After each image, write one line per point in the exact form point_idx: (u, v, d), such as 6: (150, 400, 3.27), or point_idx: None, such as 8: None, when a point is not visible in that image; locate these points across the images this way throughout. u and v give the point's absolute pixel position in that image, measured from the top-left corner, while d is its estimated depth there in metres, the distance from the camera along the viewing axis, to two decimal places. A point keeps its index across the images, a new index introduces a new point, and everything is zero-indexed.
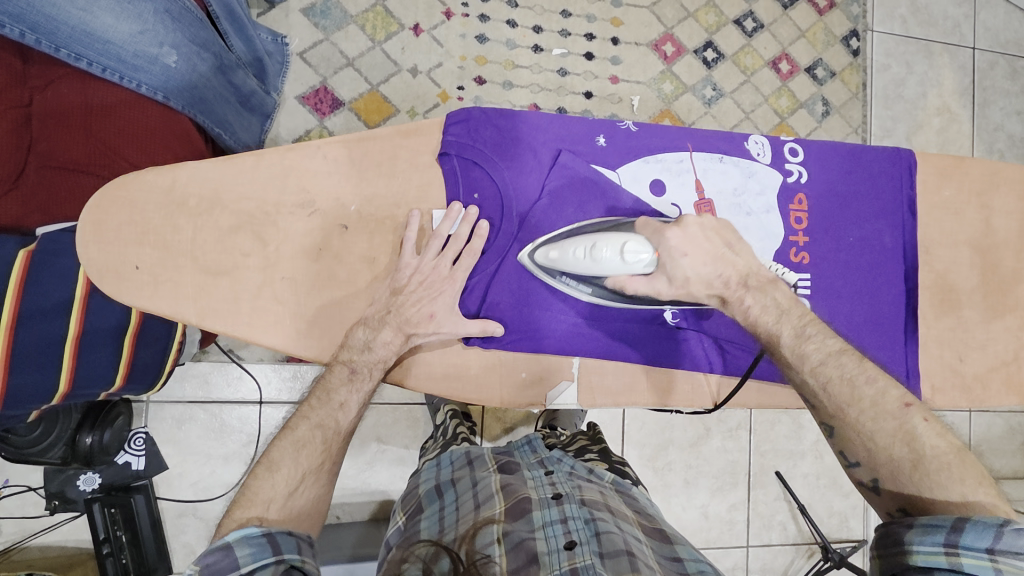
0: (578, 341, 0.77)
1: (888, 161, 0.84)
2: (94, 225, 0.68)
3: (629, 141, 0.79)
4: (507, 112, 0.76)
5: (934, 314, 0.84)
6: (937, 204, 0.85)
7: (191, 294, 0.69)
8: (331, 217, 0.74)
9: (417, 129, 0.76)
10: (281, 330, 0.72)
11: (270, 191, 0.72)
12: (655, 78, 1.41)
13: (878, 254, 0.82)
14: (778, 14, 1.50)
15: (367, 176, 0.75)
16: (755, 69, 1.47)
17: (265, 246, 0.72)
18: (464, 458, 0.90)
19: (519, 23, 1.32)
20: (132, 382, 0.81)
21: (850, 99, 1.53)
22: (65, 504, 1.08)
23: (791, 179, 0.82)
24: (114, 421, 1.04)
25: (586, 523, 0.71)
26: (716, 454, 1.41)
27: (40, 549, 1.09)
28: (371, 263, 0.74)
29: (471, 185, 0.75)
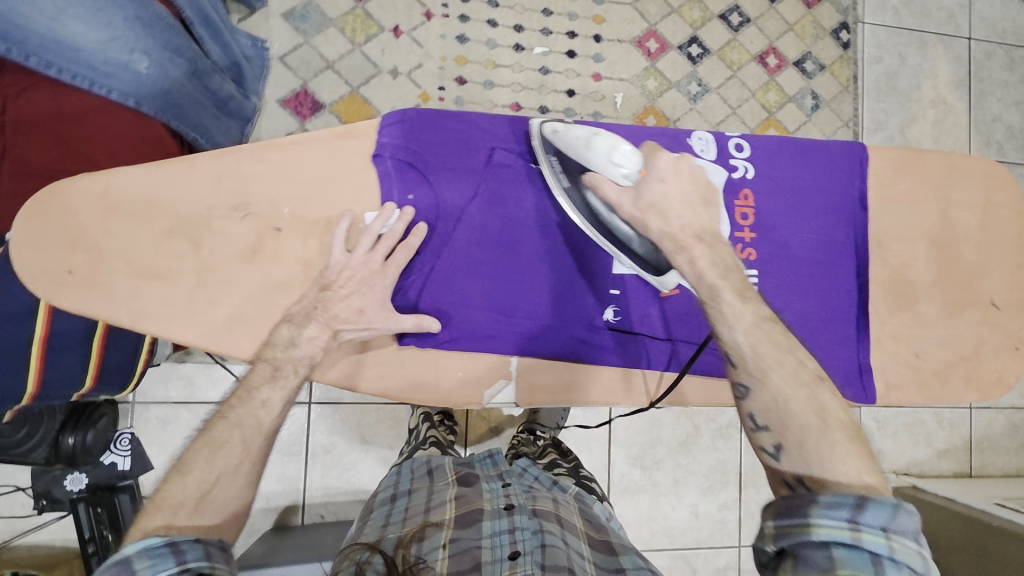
0: (516, 338, 0.80)
1: (841, 154, 0.82)
2: (29, 238, 0.68)
3: (564, 141, 0.78)
4: (445, 114, 0.78)
5: (887, 310, 0.82)
6: (891, 198, 0.83)
7: (125, 297, 0.70)
8: (264, 220, 0.74)
9: (354, 131, 0.77)
10: (212, 334, 0.72)
11: (203, 194, 0.72)
12: (639, 75, 1.40)
13: (829, 251, 0.81)
14: (765, 7, 1.48)
15: (304, 176, 0.75)
16: (742, 64, 1.46)
17: (197, 251, 0.72)
18: (424, 468, 0.94)
19: (500, 23, 1.32)
20: (102, 384, 0.81)
21: (840, 92, 1.51)
22: (53, 503, 1.09)
23: (736, 175, 0.78)
24: (97, 422, 1.06)
25: (533, 532, 0.74)
26: (705, 453, 1.39)
27: (28, 548, 1.10)
28: (306, 265, 0.75)
29: (406, 188, 0.75)
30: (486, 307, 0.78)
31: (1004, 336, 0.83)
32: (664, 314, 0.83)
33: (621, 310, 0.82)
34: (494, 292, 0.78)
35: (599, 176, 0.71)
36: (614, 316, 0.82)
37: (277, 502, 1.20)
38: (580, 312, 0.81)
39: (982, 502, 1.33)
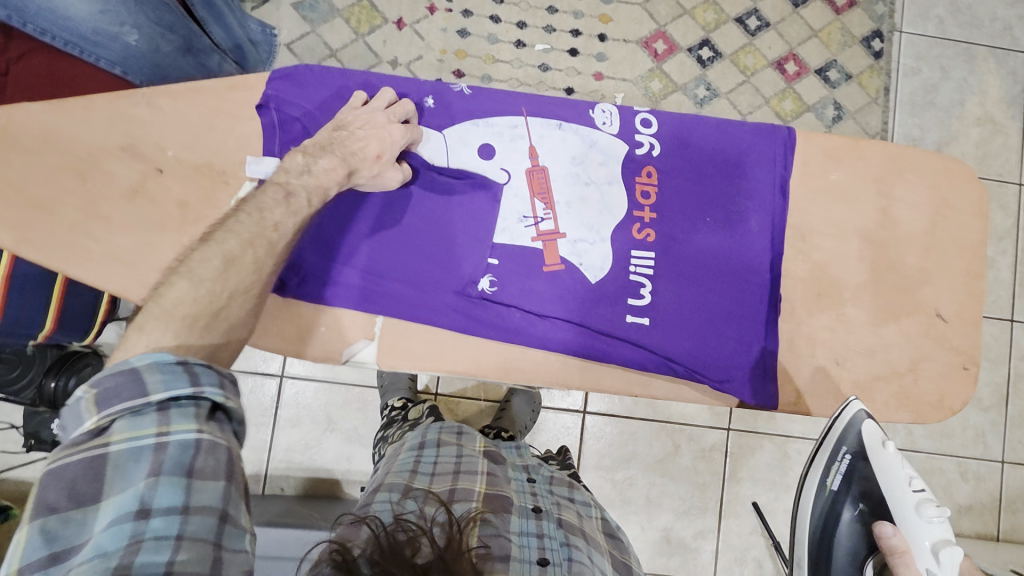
0: (380, 301, 0.78)
1: (762, 137, 0.82)
2: None
3: (460, 104, 0.81)
4: (334, 72, 0.85)
5: (808, 310, 0.82)
6: (823, 188, 0.83)
7: (13, 222, 0.80)
8: (149, 161, 0.84)
9: (243, 84, 0.87)
10: (86, 262, 0.81)
11: (96, 136, 0.83)
12: (643, 75, 1.36)
13: (732, 236, 0.80)
14: (787, 12, 1.40)
15: (190, 125, 0.86)
16: (757, 69, 1.39)
17: (83, 183, 0.83)
18: (455, 432, 0.91)
19: (503, 19, 1.33)
20: (63, 330, 0.87)
21: (868, 104, 1.40)
22: (40, 444, 1.17)
23: (639, 150, 0.81)
24: (80, 370, 1.12)
25: (561, 544, 0.71)
26: (683, 473, 1.31)
27: (16, 483, 1.19)
28: (183, 208, 0.85)
29: (287, 137, 0.84)
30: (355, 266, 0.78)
31: (951, 353, 0.82)
32: (548, 290, 0.78)
33: (499, 280, 0.78)
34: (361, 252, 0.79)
35: (904, 561, 0.74)
36: (492, 287, 0.77)
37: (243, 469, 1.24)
38: (456, 280, 0.78)
39: (998, 566, 1.17)
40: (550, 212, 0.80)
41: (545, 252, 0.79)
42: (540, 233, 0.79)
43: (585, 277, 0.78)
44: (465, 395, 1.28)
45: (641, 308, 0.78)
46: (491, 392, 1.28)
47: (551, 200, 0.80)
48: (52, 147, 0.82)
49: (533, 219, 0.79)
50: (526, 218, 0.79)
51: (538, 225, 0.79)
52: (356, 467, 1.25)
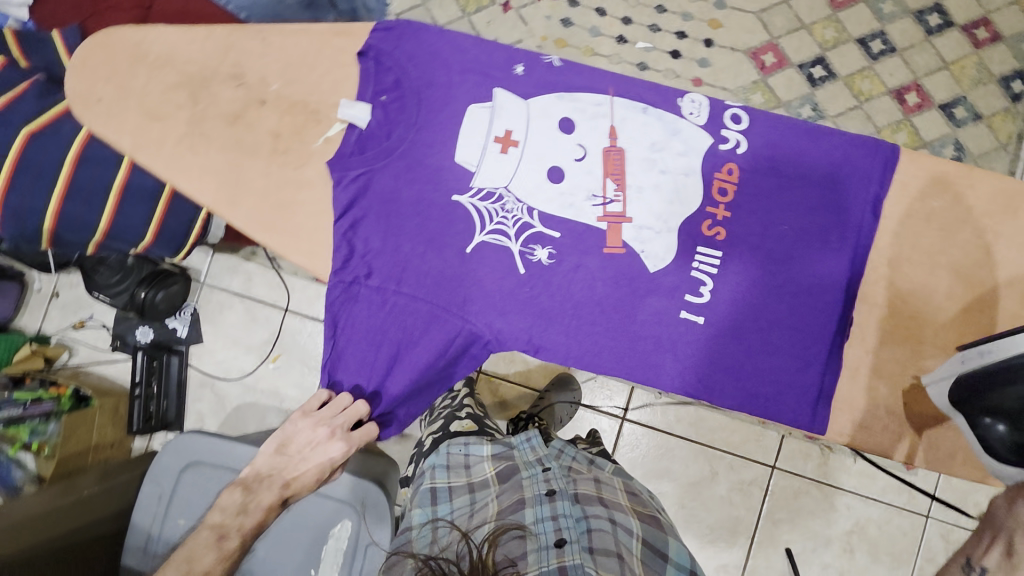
0: (433, 258, 0.76)
1: (857, 149, 0.77)
2: (80, 63, 0.79)
3: (547, 74, 0.79)
4: (435, 29, 0.80)
5: (878, 339, 0.76)
6: (918, 213, 0.77)
7: (131, 130, 0.78)
8: (253, 92, 0.79)
9: (350, 31, 0.81)
10: (191, 178, 0.77)
11: (210, 59, 0.79)
12: (745, 87, 1.31)
13: (808, 250, 0.75)
14: (918, 39, 1.30)
15: (293, 62, 0.80)
16: (872, 96, 1.29)
17: (195, 104, 0.78)
18: (461, 458, 0.91)
19: (609, 13, 1.32)
20: (159, 244, 0.95)
21: (995, 149, 1.27)
22: (123, 346, 1.29)
23: (725, 146, 0.77)
24: (169, 287, 1.23)
25: (577, 520, 0.74)
26: (717, 502, 1.23)
27: (99, 377, 1.30)
28: (275, 139, 0.79)
29: (379, 87, 0.79)
30: (415, 219, 0.76)
31: None
32: (604, 271, 0.76)
33: (557, 254, 0.76)
34: (421, 219, 0.76)
35: None
36: (549, 259, 0.76)
37: (289, 405, 1.29)
38: (510, 251, 0.76)
39: None
40: (620, 195, 0.77)
41: (607, 233, 0.76)
42: (607, 215, 0.76)
43: (644, 265, 0.75)
44: (506, 378, 1.28)
45: (697, 306, 0.75)
46: (533, 380, 1.28)
47: (623, 182, 0.76)
48: (170, 67, 0.79)
49: (603, 199, 0.76)
50: (595, 197, 0.76)
51: (607, 206, 0.76)
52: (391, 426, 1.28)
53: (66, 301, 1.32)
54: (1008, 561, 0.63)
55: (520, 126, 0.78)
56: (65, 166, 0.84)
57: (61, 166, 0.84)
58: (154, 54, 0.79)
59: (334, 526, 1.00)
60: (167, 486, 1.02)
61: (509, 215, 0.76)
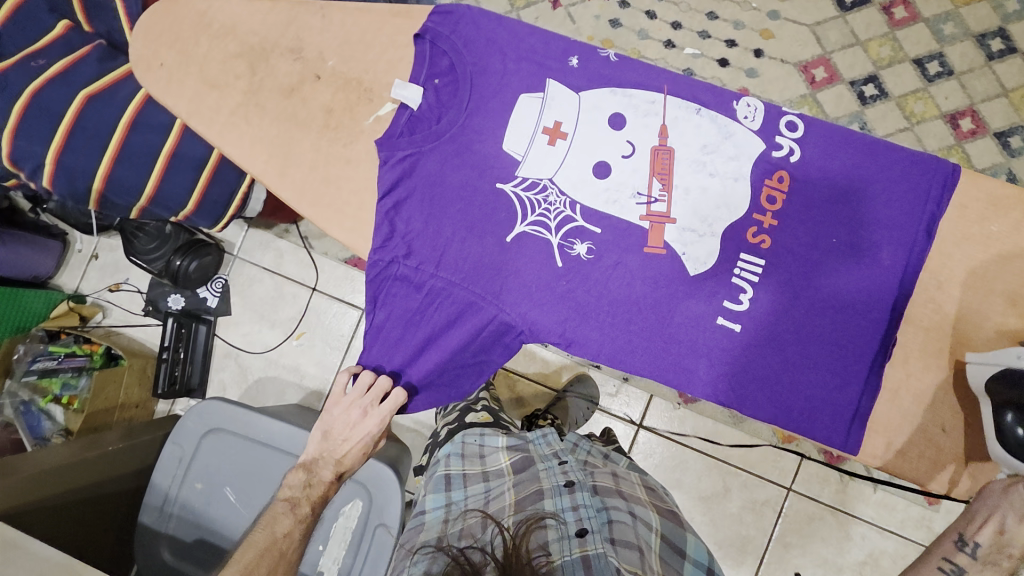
0: (472, 244, 0.76)
1: (916, 167, 0.74)
2: (146, 28, 0.81)
3: (602, 69, 0.78)
4: (493, 16, 0.80)
5: (922, 362, 0.75)
6: (973, 237, 0.74)
7: (189, 95, 0.79)
8: (310, 66, 0.80)
9: (411, 12, 0.82)
10: (239, 145, 0.79)
11: (272, 32, 0.80)
12: (793, 100, 1.28)
13: (855, 265, 0.74)
14: (978, 63, 1.26)
15: (351, 40, 0.81)
16: (924, 118, 1.26)
17: (253, 75, 0.80)
18: (476, 449, 0.91)
19: (659, 16, 1.31)
20: (199, 213, 0.97)
21: None
22: (155, 312, 1.33)
23: (777, 153, 0.76)
24: (203, 257, 1.25)
25: (598, 511, 0.75)
26: (728, 519, 1.21)
27: (128, 340, 1.34)
28: (328, 114, 0.80)
29: (433, 70, 0.79)
30: (458, 203, 0.76)
31: None
32: (643, 271, 0.75)
33: (596, 249, 0.76)
34: (465, 204, 0.76)
35: None
36: (588, 254, 0.76)
37: (309, 383, 1.31)
38: (549, 243, 0.76)
39: None
40: (665, 195, 0.76)
41: (649, 233, 0.75)
42: (649, 214, 0.76)
43: (684, 266, 0.75)
44: (525, 374, 1.28)
45: (735, 313, 0.74)
46: (552, 378, 1.27)
47: (669, 182, 0.76)
48: (233, 37, 0.80)
49: (647, 197, 0.76)
50: (640, 195, 0.76)
51: (650, 205, 0.76)
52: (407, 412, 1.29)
53: (105, 263, 1.36)
54: (999, 539, 0.67)
55: (571, 118, 0.77)
56: (118, 130, 0.87)
57: (114, 130, 0.87)
58: (219, 25, 0.81)
59: (346, 502, 1.00)
60: (188, 449, 1.03)
61: (552, 207, 0.76)
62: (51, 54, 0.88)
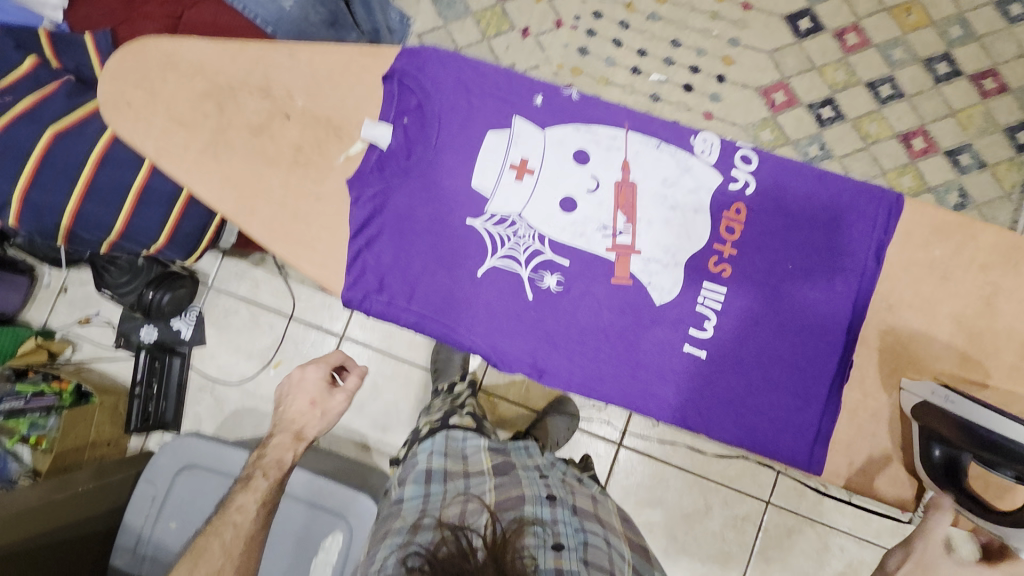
0: (442, 276, 0.79)
1: (866, 197, 0.78)
2: (110, 67, 0.80)
3: (566, 106, 0.81)
4: (457, 54, 0.82)
5: (879, 384, 0.77)
6: (922, 261, 0.76)
7: (156, 136, 0.80)
8: (279, 104, 0.80)
9: (381, 51, 0.81)
10: (210, 184, 0.79)
11: (239, 70, 0.80)
12: (755, 123, 1.33)
13: (810, 290, 0.77)
14: (926, 86, 1.33)
15: (318, 78, 0.81)
16: (879, 139, 1.32)
17: (221, 114, 0.80)
18: (459, 448, 0.91)
19: (625, 44, 1.36)
20: (171, 246, 0.96)
21: (999, 198, 1.28)
22: (127, 345, 1.30)
23: (733, 186, 0.79)
24: (176, 289, 1.24)
25: (576, 530, 0.75)
26: (708, 535, 1.23)
27: (100, 375, 1.31)
28: (297, 152, 0.80)
29: (402, 108, 0.80)
30: (428, 239, 0.79)
31: None
32: (609, 300, 0.79)
33: (565, 281, 0.79)
34: (435, 239, 0.79)
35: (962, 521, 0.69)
36: (557, 286, 0.79)
37: None
38: (518, 277, 0.79)
39: None
40: (630, 227, 0.79)
41: (616, 264, 0.79)
42: (615, 246, 0.79)
43: (649, 296, 0.78)
44: (506, 397, 1.28)
45: (699, 340, 0.78)
46: (532, 400, 1.28)
47: (633, 216, 0.79)
48: (201, 76, 0.80)
49: (612, 230, 0.79)
50: (605, 228, 0.79)
51: (616, 238, 0.79)
52: (388, 439, 1.28)
53: (74, 297, 1.33)
54: None
55: (536, 155, 0.80)
56: (86, 168, 0.86)
57: (82, 167, 0.86)
58: (187, 63, 0.80)
59: (323, 538, 1.00)
60: (161, 488, 1.01)
61: (520, 241, 0.79)
62: (18, 91, 0.86)
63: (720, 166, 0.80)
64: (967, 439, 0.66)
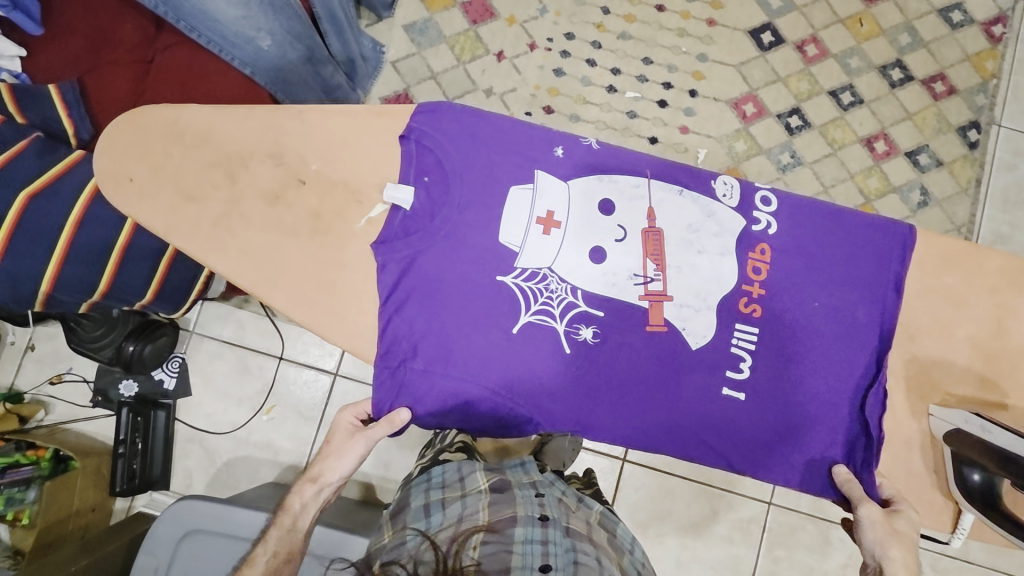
0: (477, 337, 0.78)
1: (880, 231, 0.81)
2: (110, 141, 0.78)
3: (586, 157, 0.82)
4: (472, 109, 0.81)
5: (909, 410, 0.81)
6: (935, 289, 0.81)
7: (166, 210, 0.77)
8: (292, 171, 0.79)
9: (392, 112, 0.81)
10: (224, 257, 0.77)
11: (249, 140, 0.79)
12: (729, 135, 1.37)
13: (838, 325, 0.80)
14: (883, 91, 1.40)
15: (333, 141, 0.80)
16: (845, 144, 1.38)
17: (233, 183, 0.78)
18: (455, 473, 0.89)
19: (599, 64, 1.38)
20: (159, 300, 0.93)
21: (957, 193, 1.36)
22: (105, 402, 1.23)
23: (756, 227, 0.81)
24: (157, 339, 1.19)
25: (566, 550, 0.75)
26: (718, 542, 1.25)
27: (77, 435, 1.24)
28: (316, 219, 0.79)
29: (421, 168, 0.79)
30: (461, 301, 0.78)
31: None
32: (647, 349, 0.79)
33: (601, 332, 0.80)
34: (468, 298, 0.79)
35: None
36: (593, 338, 0.80)
37: (284, 458, 1.25)
38: (553, 332, 0.79)
39: None
40: (660, 273, 0.80)
41: (649, 311, 0.80)
42: (647, 293, 0.80)
43: (686, 342, 0.79)
44: None
45: (738, 382, 0.80)
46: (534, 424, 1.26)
47: (663, 262, 0.80)
48: (208, 147, 0.78)
49: (644, 277, 0.80)
50: (636, 276, 0.80)
51: (648, 285, 0.80)
52: (392, 476, 1.25)
53: (43, 355, 1.26)
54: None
55: (561, 207, 0.81)
56: (65, 230, 0.81)
57: (61, 229, 0.81)
58: (192, 132, 0.78)
59: None
60: (165, 559, 0.97)
61: (553, 295, 0.80)
62: None
63: (741, 208, 0.82)
64: (1003, 468, 0.70)
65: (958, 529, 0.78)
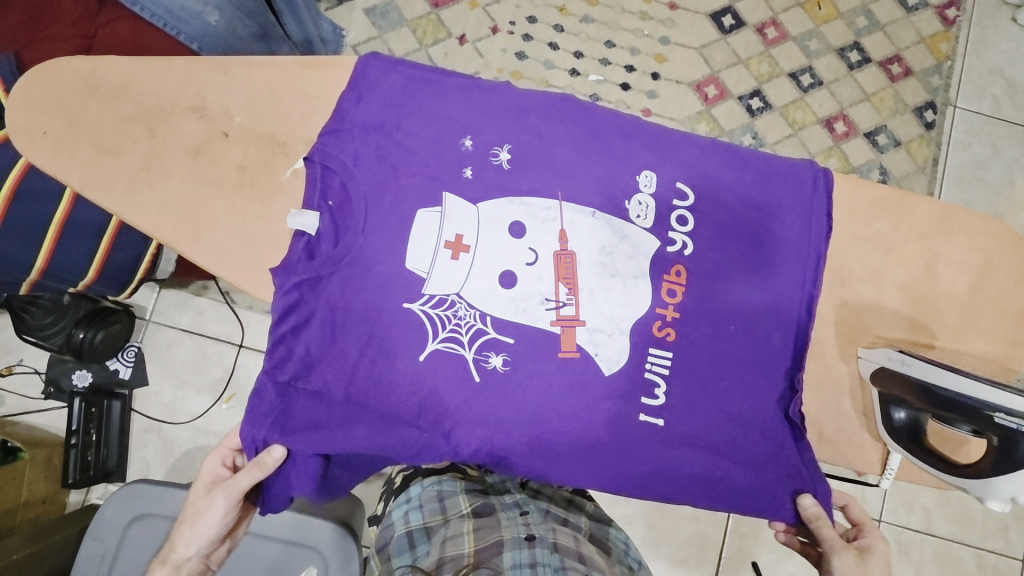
0: (376, 365, 0.74)
1: (800, 243, 0.77)
2: (22, 90, 0.75)
3: (497, 179, 0.76)
4: (376, 125, 0.77)
5: (838, 354, 0.81)
6: (865, 235, 0.80)
7: (79, 164, 0.75)
8: (215, 123, 0.78)
9: (318, 64, 0.80)
10: (144, 214, 0.75)
11: (170, 92, 0.77)
12: (691, 117, 1.38)
13: (756, 351, 0.76)
14: (842, 73, 1.42)
15: (258, 95, 0.79)
16: (805, 125, 1.39)
17: (152, 137, 0.76)
18: (436, 500, 0.95)
19: (561, 47, 1.38)
20: (101, 281, 0.92)
21: (915, 172, 1.37)
22: (58, 392, 1.20)
23: (671, 249, 0.77)
24: (109, 326, 1.15)
25: (555, 569, 0.72)
26: (683, 520, 1.25)
27: (28, 427, 1.20)
28: (241, 172, 0.78)
29: (326, 192, 0.75)
30: (363, 327, 0.74)
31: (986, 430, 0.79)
32: (561, 377, 0.74)
33: (512, 361, 0.74)
34: (369, 327, 0.74)
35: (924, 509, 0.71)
36: (504, 366, 0.74)
37: None
38: (459, 362, 0.74)
39: None
40: (572, 297, 0.75)
41: (562, 338, 0.74)
42: (560, 319, 0.75)
43: (599, 367, 0.75)
44: None
45: (654, 409, 0.75)
46: None
47: (575, 287, 0.75)
48: (127, 99, 0.76)
49: (555, 302, 0.75)
50: (547, 300, 0.75)
51: (560, 310, 0.75)
52: None
53: None
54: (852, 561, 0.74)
55: (471, 230, 0.76)
56: None
57: None
58: (111, 88, 0.76)
59: (299, 571, 0.99)
60: (112, 543, 0.94)
61: (462, 321, 0.75)
62: None
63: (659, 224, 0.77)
64: (927, 399, 0.71)
65: (886, 469, 0.80)
